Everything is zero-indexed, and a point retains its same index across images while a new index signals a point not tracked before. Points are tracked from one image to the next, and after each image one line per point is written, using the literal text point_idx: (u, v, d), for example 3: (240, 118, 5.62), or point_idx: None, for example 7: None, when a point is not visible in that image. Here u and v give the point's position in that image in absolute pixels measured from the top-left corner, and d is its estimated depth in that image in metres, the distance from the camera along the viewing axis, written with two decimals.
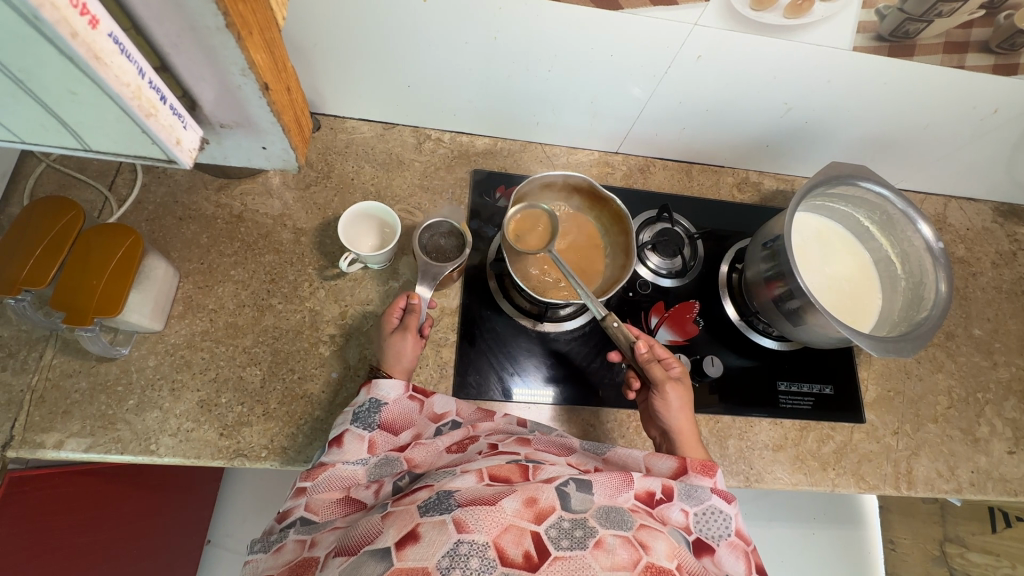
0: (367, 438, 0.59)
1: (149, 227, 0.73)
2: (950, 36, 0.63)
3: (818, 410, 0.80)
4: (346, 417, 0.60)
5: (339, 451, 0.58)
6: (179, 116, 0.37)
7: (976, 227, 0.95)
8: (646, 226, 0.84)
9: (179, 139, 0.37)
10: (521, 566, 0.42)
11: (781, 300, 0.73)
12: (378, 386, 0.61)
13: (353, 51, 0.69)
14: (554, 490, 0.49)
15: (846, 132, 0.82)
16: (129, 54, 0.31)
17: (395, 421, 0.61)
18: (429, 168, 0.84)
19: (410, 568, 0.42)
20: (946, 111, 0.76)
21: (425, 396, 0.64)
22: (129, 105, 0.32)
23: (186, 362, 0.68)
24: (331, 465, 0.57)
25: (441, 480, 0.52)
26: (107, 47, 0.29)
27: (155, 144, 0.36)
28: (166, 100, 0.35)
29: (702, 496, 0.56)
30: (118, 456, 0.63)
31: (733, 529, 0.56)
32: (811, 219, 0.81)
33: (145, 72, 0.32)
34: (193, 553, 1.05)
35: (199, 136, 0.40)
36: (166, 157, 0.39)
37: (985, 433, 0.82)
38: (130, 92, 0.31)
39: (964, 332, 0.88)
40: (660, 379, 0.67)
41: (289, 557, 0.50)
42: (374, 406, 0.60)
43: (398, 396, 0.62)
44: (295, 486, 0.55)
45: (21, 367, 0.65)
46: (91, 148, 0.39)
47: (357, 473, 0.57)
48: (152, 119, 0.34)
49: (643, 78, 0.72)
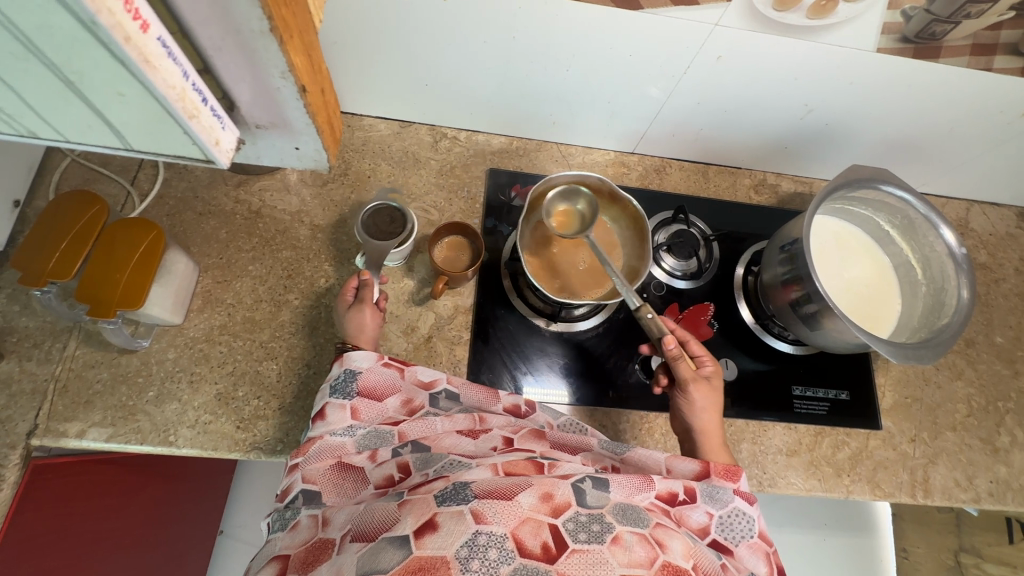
0: (349, 407, 0.60)
1: (171, 222, 0.74)
2: (978, 38, 0.62)
3: (834, 416, 0.79)
4: (324, 392, 0.61)
5: (323, 424, 0.59)
6: (219, 117, 0.37)
7: (999, 233, 0.94)
8: (662, 227, 0.84)
9: (218, 139, 0.38)
10: (539, 558, 0.43)
11: (798, 304, 0.73)
12: (350, 358, 0.62)
13: (374, 49, 0.69)
14: (570, 486, 0.49)
15: (867, 134, 0.81)
16: (174, 56, 0.31)
17: (373, 389, 0.62)
18: (445, 167, 0.84)
19: (430, 557, 0.42)
20: (972, 114, 0.75)
21: (403, 364, 0.65)
22: (175, 106, 0.33)
23: (204, 354, 0.69)
24: (319, 438, 0.58)
25: (456, 471, 0.52)
26: (155, 50, 0.30)
27: (196, 146, 0.37)
28: (208, 101, 0.35)
29: (726, 498, 0.57)
30: (137, 446, 0.65)
31: (756, 531, 0.56)
32: (831, 222, 0.80)
33: (189, 75, 0.33)
34: (206, 542, 1.07)
35: (236, 137, 0.41)
36: (204, 158, 0.40)
37: (1005, 443, 0.81)
38: (175, 94, 0.32)
39: (984, 340, 0.86)
40: (684, 376, 0.67)
41: (304, 537, 0.51)
42: (349, 376, 0.61)
43: (372, 364, 0.63)
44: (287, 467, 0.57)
45: (45, 357, 0.66)
46: (134, 149, 0.39)
47: (345, 444, 0.58)
48: (194, 120, 0.35)
49: (662, 78, 0.72)
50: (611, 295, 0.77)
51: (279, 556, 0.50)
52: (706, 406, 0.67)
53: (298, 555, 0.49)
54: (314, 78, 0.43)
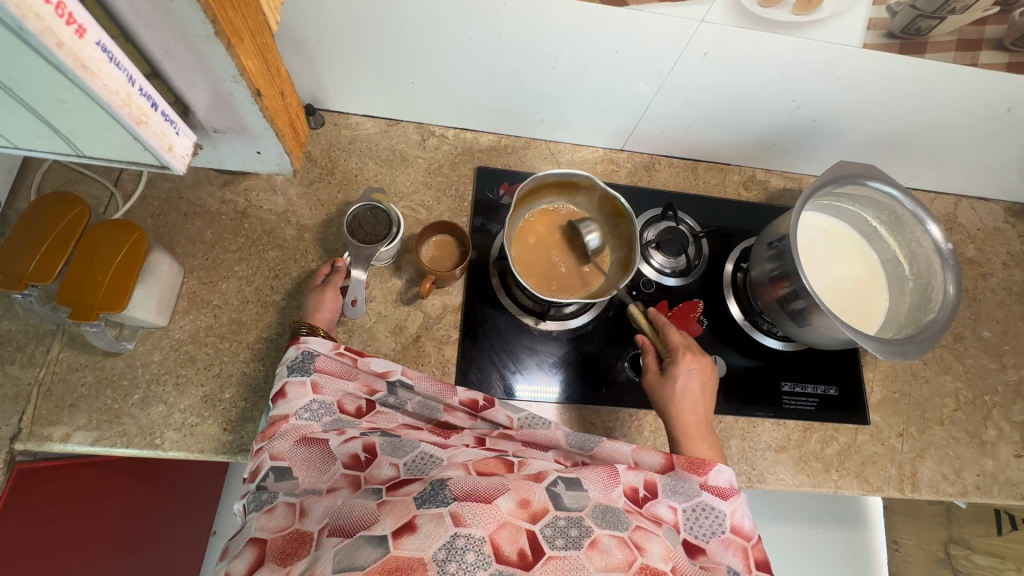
0: (309, 383, 0.61)
1: (155, 223, 0.74)
2: (964, 34, 0.62)
3: (822, 411, 0.80)
4: (282, 371, 0.61)
5: (286, 403, 0.59)
6: (171, 123, 0.38)
7: (987, 228, 0.94)
8: (650, 225, 0.84)
9: (171, 145, 0.39)
10: (515, 565, 0.42)
11: (786, 301, 0.73)
12: (308, 342, 0.63)
13: (357, 47, 0.68)
14: (546, 491, 0.49)
15: (855, 130, 0.81)
16: (118, 61, 0.32)
17: (331, 371, 0.63)
18: (433, 165, 0.84)
19: (407, 558, 0.41)
20: (958, 109, 0.75)
21: (358, 354, 0.64)
22: (120, 113, 0.33)
23: (190, 357, 0.69)
24: (283, 419, 0.58)
25: (432, 472, 0.52)
26: (94, 56, 0.30)
27: (148, 151, 0.38)
28: (157, 106, 0.36)
29: (690, 491, 0.57)
30: (124, 450, 0.64)
31: (728, 526, 0.56)
32: (819, 218, 0.80)
33: (134, 80, 0.34)
34: (199, 544, 1.06)
35: (192, 141, 0.42)
36: (159, 163, 0.40)
37: (992, 436, 0.82)
38: (120, 101, 0.33)
39: (972, 334, 0.87)
40: (649, 380, 0.69)
41: (281, 524, 0.51)
42: (306, 359, 0.62)
43: (328, 351, 0.63)
44: (254, 449, 0.56)
45: (28, 360, 0.65)
46: (84, 154, 0.39)
47: (312, 425, 0.59)
48: (142, 126, 0.35)
49: (649, 75, 0.71)
50: (599, 292, 0.77)
51: (255, 540, 0.50)
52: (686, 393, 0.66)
53: (275, 542, 0.49)
54: (268, 82, 0.46)
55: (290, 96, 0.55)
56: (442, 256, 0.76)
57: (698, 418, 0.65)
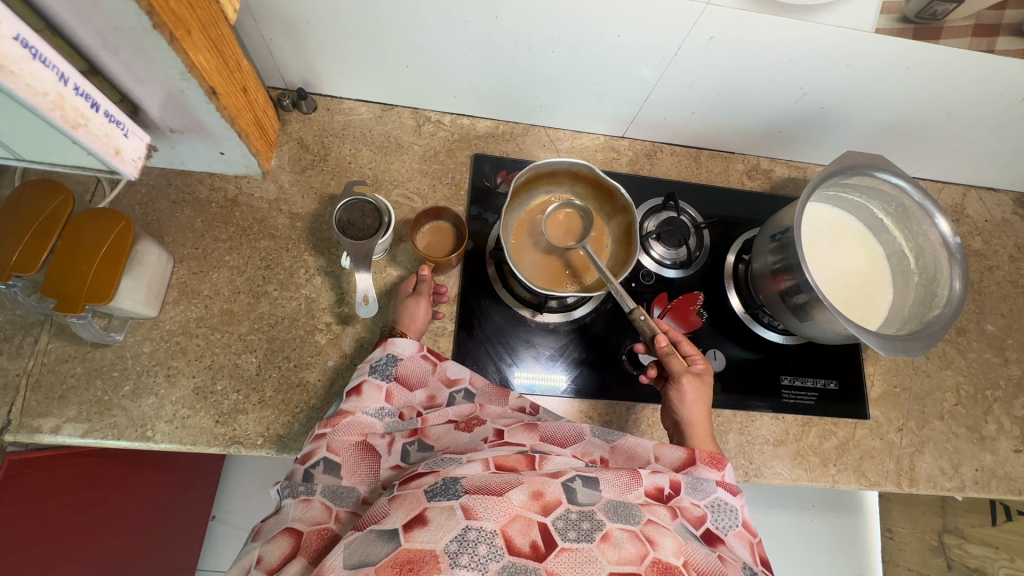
0: (384, 388, 0.61)
1: (143, 212, 0.72)
2: (981, 18, 0.60)
3: (822, 405, 0.79)
4: (363, 369, 0.62)
5: (358, 400, 0.59)
6: (118, 125, 0.40)
7: (995, 219, 0.92)
8: (651, 215, 0.82)
9: (117, 148, 0.40)
10: (528, 556, 0.42)
11: (788, 295, 0.71)
12: (394, 344, 0.63)
13: (347, 30, 0.66)
14: (560, 485, 0.48)
15: (863, 119, 0.79)
16: (47, 61, 0.33)
17: (409, 378, 0.63)
18: (429, 152, 0.81)
19: (419, 551, 0.42)
20: (970, 98, 0.72)
21: (440, 358, 0.65)
22: (53, 115, 0.34)
23: (181, 348, 0.68)
24: (350, 413, 0.58)
25: (447, 465, 0.50)
26: (15, 53, 0.31)
27: (94, 155, 0.39)
28: (98, 108, 0.37)
29: (709, 488, 0.55)
30: (114, 442, 0.64)
31: (740, 519, 0.54)
32: (824, 209, 0.79)
33: (69, 80, 0.35)
34: (198, 529, 1.07)
35: (144, 143, 0.44)
36: (107, 167, 0.42)
37: (992, 431, 0.81)
38: (51, 103, 0.34)
39: (976, 327, 0.86)
40: (677, 371, 0.65)
41: (318, 518, 0.51)
42: (389, 362, 0.62)
43: (412, 354, 0.64)
44: (314, 433, 0.57)
45: (16, 351, 0.65)
46: (25, 157, 0.41)
47: (374, 424, 0.59)
48: (79, 130, 0.36)
49: (651, 59, 0.69)
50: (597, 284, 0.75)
51: (289, 531, 0.49)
52: (696, 400, 0.65)
53: (308, 535, 0.49)
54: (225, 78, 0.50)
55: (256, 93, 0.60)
56: (436, 244, 0.75)
57: (706, 424, 0.64)
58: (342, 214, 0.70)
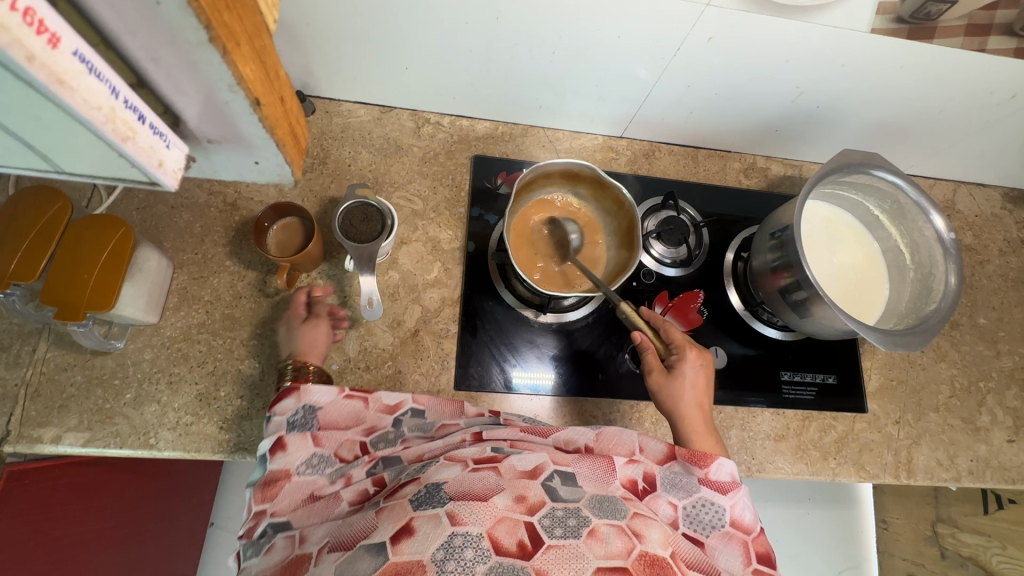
0: (310, 435, 0.57)
1: (141, 217, 0.71)
2: (973, 19, 0.61)
3: (821, 400, 0.80)
4: (278, 426, 0.57)
5: (285, 456, 0.55)
6: (161, 135, 0.35)
7: (985, 214, 0.94)
8: (650, 215, 0.83)
9: (162, 161, 0.35)
10: (515, 555, 0.41)
11: (787, 291, 0.72)
12: (309, 394, 0.58)
13: (349, 33, 0.66)
14: (541, 486, 0.48)
15: (857, 117, 0.80)
16: (98, 71, 0.29)
17: (337, 422, 0.59)
18: (429, 153, 0.81)
19: (406, 563, 0.40)
20: (962, 96, 0.74)
21: (366, 394, 0.62)
22: (104, 130, 0.30)
23: (183, 354, 0.67)
24: (285, 479, 0.54)
25: (426, 471, 0.50)
26: (71, 67, 0.27)
27: (137, 168, 0.34)
28: (145, 119, 0.33)
29: (688, 486, 0.57)
30: (117, 450, 0.63)
31: (727, 520, 0.56)
32: (820, 207, 0.80)
33: (119, 92, 0.31)
34: (197, 536, 1.04)
35: (185, 155, 0.38)
36: (149, 181, 0.37)
37: (986, 422, 0.83)
38: (103, 117, 0.30)
39: (968, 321, 0.87)
40: (650, 366, 0.68)
41: (280, 557, 0.49)
42: (307, 414, 0.57)
43: (332, 400, 0.59)
44: (252, 509, 0.53)
45: (14, 360, 0.64)
46: (65, 170, 0.36)
47: (318, 479, 0.55)
48: (128, 143, 0.32)
49: (650, 59, 0.69)
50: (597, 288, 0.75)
51: None
52: (687, 387, 0.66)
53: (275, 573, 0.47)
54: (267, 88, 0.43)
55: (289, 103, 0.50)
56: (296, 241, 0.69)
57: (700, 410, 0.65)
58: (345, 217, 0.70)
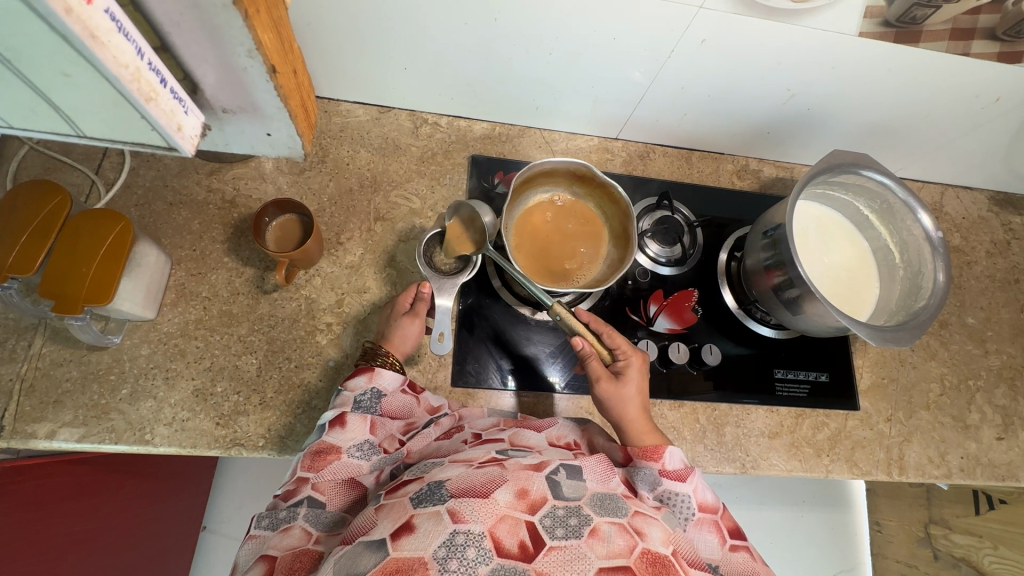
0: (369, 420, 0.58)
1: (139, 213, 0.71)
2: (958, 23, 0.62)
3: (813, 398, 0.81)
4: (346, 401, 0.59)
5: (342, 432, 0.57)
6: (180, 101, 0.39)
7: (972, 217, 0.96)
8: (646, 214, 0.84)
9: (180, 125, 0.39)
10: (517, 557, 0.41)
11: (780, 289, 0.73)
12: (381, 377, 0.61)
13: (348, 33, 0.66)
14: (546, 480, 0.48)
15: (847, 120, 0.82)
16: (127, 32, 0.32)
17: (394, 413, 0.61)
18: (427, 153, 0.82)
19: (406, 559, 0.40)
20: (948, 99, 0.76)
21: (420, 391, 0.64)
22: (130, 87, 0.34)
23: (180, 350, 0.67)
24: (337, 456, 0.55)
25: (431, 471, 0.51)
26: (103, 24, 0.30)
27: (156, 131, 0.38)
28: (166, 83, 0.37)
29: (651, 482, 0.56)
30: (113, 446, 0.62)
31: (695, 506, 0.56)
32: (812, 208, 0.81)
33: (145, 53, 0.34)
34: (189, 539, 1.03)
35: (200, 123, 0.43)
36: (168, 145, 0.41)
37: (975, 420, 0.84)
38: (129, 74, 0.33)
39: (957, 320, 0.89)
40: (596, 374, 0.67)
41: (293, 543, 0.49)
42: (373, 398, 0.60)
43: (396, 389, 0.62)
44: (297, 474, 0.54)
45: (10, 356, 0.63)
46: (85, 135, 0.41)
47: (360, 466, 0.56)
48: (151, 103, 0.36)
49: (645, 61, 0.70)
50: (592, 284, 0.76)
51: (264, 557, 0.47)
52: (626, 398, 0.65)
53: (284, 560, 0.47)
54: (281, 58, 0.48)
55: (301, 76, 0.58)
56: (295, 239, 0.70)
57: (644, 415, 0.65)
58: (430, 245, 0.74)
